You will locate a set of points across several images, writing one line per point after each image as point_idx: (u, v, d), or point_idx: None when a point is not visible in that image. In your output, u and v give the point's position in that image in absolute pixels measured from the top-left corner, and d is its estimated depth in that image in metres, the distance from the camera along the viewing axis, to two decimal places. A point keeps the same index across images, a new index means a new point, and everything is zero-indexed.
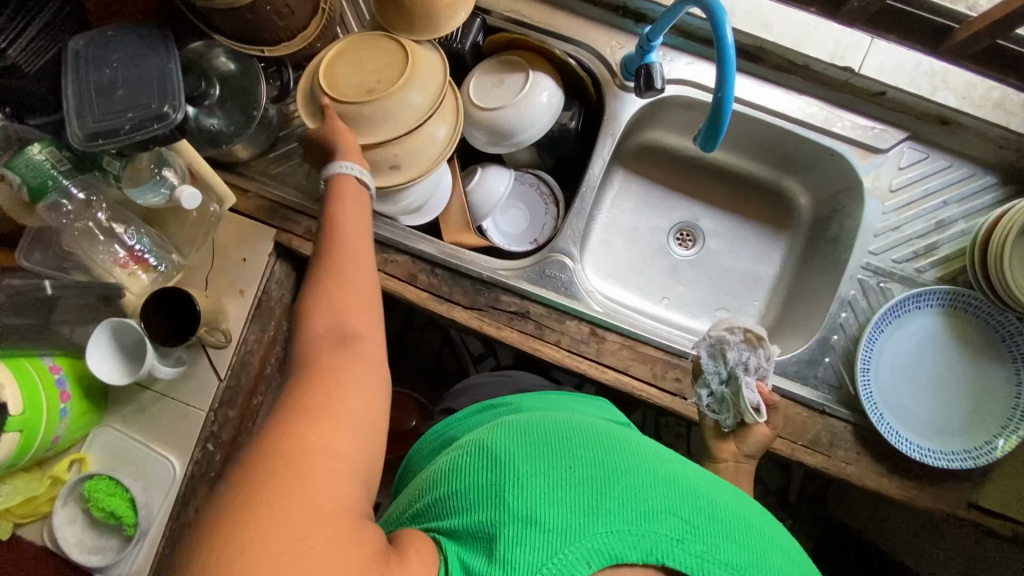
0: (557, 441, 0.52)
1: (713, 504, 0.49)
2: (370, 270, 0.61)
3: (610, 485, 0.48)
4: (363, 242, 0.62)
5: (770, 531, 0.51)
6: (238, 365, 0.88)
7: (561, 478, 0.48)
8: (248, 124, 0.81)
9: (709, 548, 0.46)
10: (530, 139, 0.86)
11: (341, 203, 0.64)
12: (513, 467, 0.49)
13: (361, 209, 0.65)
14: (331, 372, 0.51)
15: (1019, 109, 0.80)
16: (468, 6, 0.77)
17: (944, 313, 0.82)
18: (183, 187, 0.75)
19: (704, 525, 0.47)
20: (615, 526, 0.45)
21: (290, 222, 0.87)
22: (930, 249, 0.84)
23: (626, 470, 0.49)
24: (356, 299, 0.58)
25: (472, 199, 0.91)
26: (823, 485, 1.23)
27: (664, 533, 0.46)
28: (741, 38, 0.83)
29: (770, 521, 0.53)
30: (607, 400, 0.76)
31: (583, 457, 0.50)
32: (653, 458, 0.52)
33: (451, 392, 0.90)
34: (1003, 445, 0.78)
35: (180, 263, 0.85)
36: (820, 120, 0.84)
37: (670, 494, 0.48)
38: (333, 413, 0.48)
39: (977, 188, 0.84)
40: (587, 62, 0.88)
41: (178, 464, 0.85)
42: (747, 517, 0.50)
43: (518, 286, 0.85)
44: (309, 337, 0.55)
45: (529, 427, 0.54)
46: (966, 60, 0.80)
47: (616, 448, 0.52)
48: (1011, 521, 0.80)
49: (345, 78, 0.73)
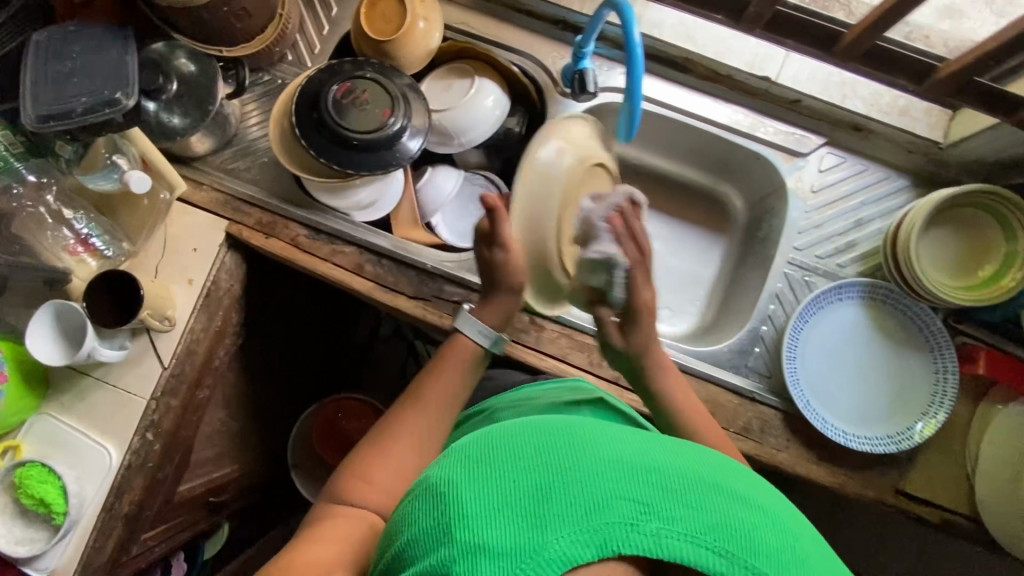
0: (498, 442, 0.46)
1: (670, 473, 0.44)
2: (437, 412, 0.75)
3: (554, 480, 0.42)
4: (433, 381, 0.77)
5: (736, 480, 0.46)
6: (183, 354, 0.89)
7: (505, 485, 0.43)
8: (204, 118, 0.85)
9: (665, 524, 0.41)
10: (476, 140, 0.92)
11: (438, 369, 0.77)
12: (453, 485, 0.44)
13: (451, 380, 0.76)
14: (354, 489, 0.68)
15: (923, 115, 0.86)
16: (438, 27, 0.90)
17: (860, 305, 0.86)
18: (133, 171, 0.78)
19: (658, 499, 0.42)
20: (566, 529, 0.41)
21: (241, 214, 0.90)
22: (850, 245, 0.89)
23: (573, 456, 0.44)
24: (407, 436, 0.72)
25: (421, 197, 0.96)
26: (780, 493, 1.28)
27: (616, 520, 0.41)
28: (668, 49, 0.89)
29: (741, 474, 0.47)
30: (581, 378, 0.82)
31: (527, 457, 0.44)
32: (601, 434, 0.47)
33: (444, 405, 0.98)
34: (922, 429, 0.82)
35: (129, 251, 0.87)
36: (745, 126, 0.90)
37: (621, 473, 0.43)
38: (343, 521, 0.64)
39: (892, 189, 0.89)
40: (530, 70, 0.93)
41: (115, 454, 0.87)
42: (708, 476, 0.45)
43: (462, 277, 0.88)
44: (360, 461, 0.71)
45: (469, 445, 0.48)
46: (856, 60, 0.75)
47: (562, 433, 0.46)
48: (933, 505, 0.83)
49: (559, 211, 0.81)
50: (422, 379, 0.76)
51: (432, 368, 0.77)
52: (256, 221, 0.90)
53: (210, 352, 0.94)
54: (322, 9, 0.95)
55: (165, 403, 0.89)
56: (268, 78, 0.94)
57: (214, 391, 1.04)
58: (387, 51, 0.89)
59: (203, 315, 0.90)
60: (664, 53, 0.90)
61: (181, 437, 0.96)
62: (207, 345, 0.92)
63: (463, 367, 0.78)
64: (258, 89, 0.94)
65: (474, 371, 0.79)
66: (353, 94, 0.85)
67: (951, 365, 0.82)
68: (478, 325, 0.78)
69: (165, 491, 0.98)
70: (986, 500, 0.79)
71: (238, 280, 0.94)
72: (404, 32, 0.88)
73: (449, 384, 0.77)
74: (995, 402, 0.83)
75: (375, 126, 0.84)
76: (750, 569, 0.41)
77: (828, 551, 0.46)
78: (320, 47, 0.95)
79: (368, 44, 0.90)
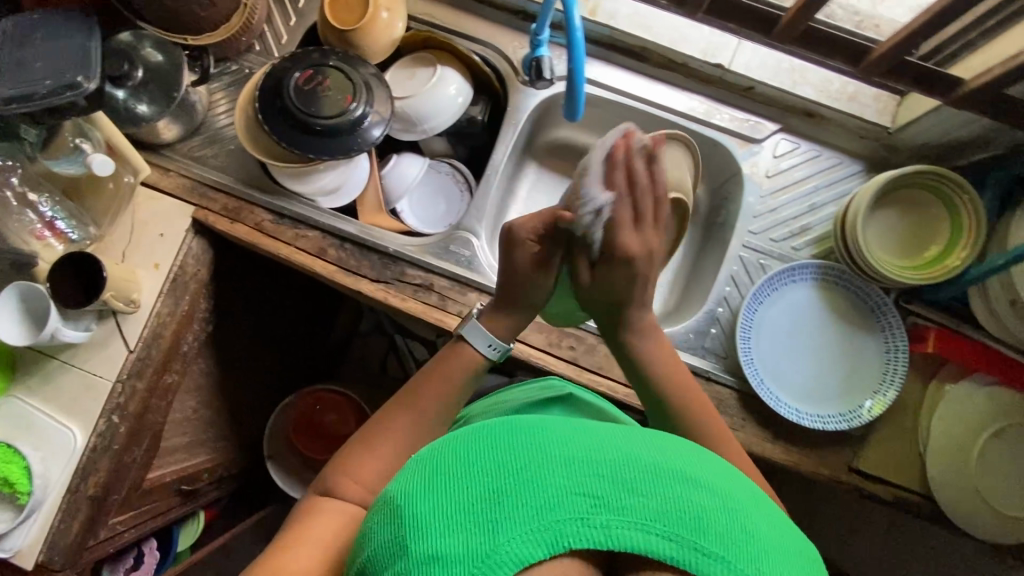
0: (453, 453, 0.45)
1: (622, 464, 0.42)
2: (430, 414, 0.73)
3: (504, 484, 0.41)
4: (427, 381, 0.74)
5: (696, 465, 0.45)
6: (150, 337, 0.90)
7: (457, 493, 0.41)
8: (169, 105, 0.87)
9: (618, 514, 0.40)
10: (439, 127, 0.95)
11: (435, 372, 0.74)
12: (410, 501, 0.43)
13: (447, 382, 0.74)
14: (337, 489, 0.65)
15: (871, 101, 0.89)
16: (401, 16, 0.93)
17: (813, 286, 0.88)
18: (96, 154, 0.80)
19: (609, 491, 0.41)
20: (517, 530, 0.39)
21: (207, 199, 0.92)
22: (804, 229, 0.90)
23: (524, 458, 0.42)
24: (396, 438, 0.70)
25: (386, 184, 0.99)
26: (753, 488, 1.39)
27: (567, 517, 0.40)
28: (624, 38, 0.91)
29: (698, 458, 0.45)
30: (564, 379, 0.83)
31: (480, 465, 0.43)
32: (557, 429, 0.45)
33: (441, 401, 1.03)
34: (871, 407, 0.83)
35: (96, 235, 0.88)
36: (701, 113, 0.92)
37: (571, 468, 0.41)
38: (326, 521, 0.61)
39: (846, 174, 0.91)
40: (491, 59, 0.96)
41: (81, 435, 0.88)
42: (662, 463, 0.43)
43: (423, 261, 0.89)
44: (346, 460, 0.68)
45: (427, 456, 0.47)
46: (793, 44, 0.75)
47: (515, 434, 0.44)
48: (889, 484, 0.83)
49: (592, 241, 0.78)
50: (416, 381, 0.74)
51: (426, 369, 0.75)
52: (221, 207, 0.92)
53: (177, 336, 0.95)
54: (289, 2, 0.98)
55: (130, 385, 0.90)
56: (236, 67, 0.97)
57: (183, 377, 1.05)
58: (350, 40, 0.92)
59: (169, 300, 0.91)
60: (621, 42, 0.92)
61: (147, 421, 0.97)
62: (174, 328, 0.94)
63: (461, 371, 0.75)
64: (226, 78, 0.96)
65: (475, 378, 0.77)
66: (315, 80, 0.87)
67: (901, 344, 0.84)
68: (490, 338, 0.76)
69: (132, 476, 0.99)
70: (934, 475, 0.81)
71: (205, 265, 0.96)
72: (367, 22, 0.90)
73: (444, 389, 0.74)
74: (945, 380, 0.84)
75: (337, 112, 0.86)
76: (702, 552, 0.39)
77: (791, 532, 0.45)
78: (287, 37, 0.97)
79: (332, 33, 0.92)
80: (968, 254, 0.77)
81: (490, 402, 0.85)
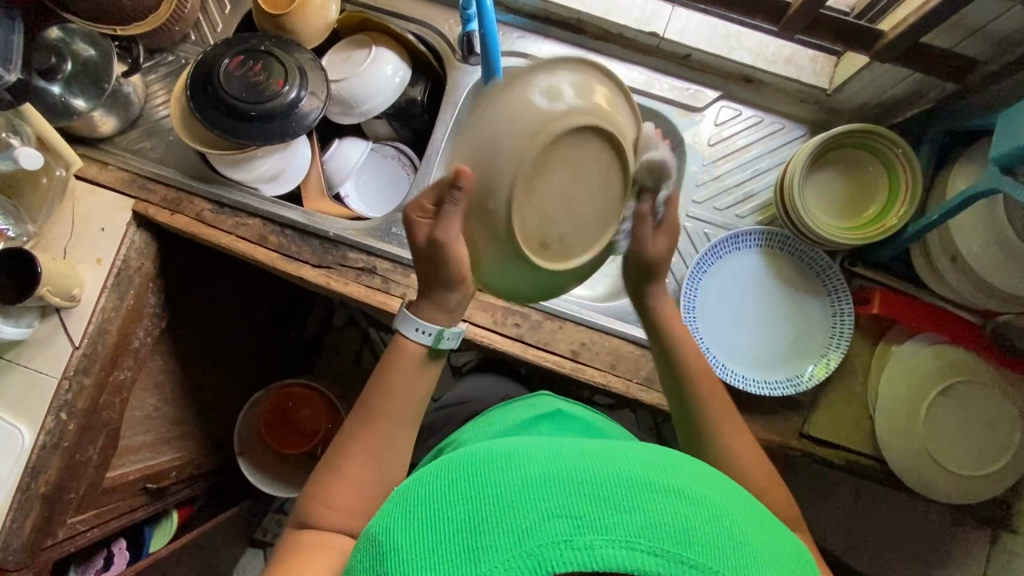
0: (438, 485, 0.45)
1: (602, 481, 0.41)
2: (394, 411, 0.68)
3: (486, 512, 0.41)
4: (382, 375, 0.68)
5: (678, 478, 0.43)
6: (95, 333, 0.90)
7: (438, 526, 0.42)
8: (100, 96, 0.86)
9: (600, 533, 0.38)
10: (378, 108, 0.94)
11: (387, 371, 0.68)
12: (394, 536, 0.43)
13: (404, 378, 0.68)
14: (311, 502, 0.64)
15: (808, 62, 0.87)
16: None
17: (756, 253, 0.87)
18: (23, 148, 0.79)
19: (589, 509, 0.40)
20: (499, 558, 0.39)
21: (147, 191, 0.91)
22: (748, 196, 0.90)
23: (506, 484, 0.42)
24: (363, 444, 0.67)
25: (327, 167, 0.99)
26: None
27: (548, 540, 0.38)
28: (559, 11, 0.90)
29: (680, 471, 0.45)
30: (546, 396, 0.86)
31: (463, 493, 0.43)
32: (538, 454, 0.45)
33: (442, 406, 1.11)
34: (814, 372, 0.82)
35: (34, 232, 0.88)
36: (640, 84, 0.91)
37: (551, 488, 0.41)
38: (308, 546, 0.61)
39: (788, 139, 0.90)
40: (428, 38, 0.95)
41: (29, 434, 0.87)
42: (643, 477, 0.42)
43: (365, 244, 0.89)
44: (320, 473, 0.66)
45: (415, 488, 0.48)
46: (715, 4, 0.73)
47: (496, 462, 0.45)
48: (842, 450, 0.82)
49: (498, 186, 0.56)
50: (371, 378, 0.69)
51: (379, 366, 0.69)
52: (161, 199, 0.91)
53: (125, 332, 0.95)
54: None
55: (77, 381, 0.89)
56: (172, 58, 0.97)
57: (138, 373, 1.04)
58: (282, 23, 0.90)
59: (114, 294, 0.91)
60: (556, 15, 0.91)
61: (99, 419, 0.96)
62: (121, 323, 0.93)
63: (415, 364, 0.69)
64: (162, 70, 0.96)
65: (428, 367, 0.70)
66: (247, 66, 0.86)
67: (846, 307, 0.83)
68: (415, 321, 0.68)
69: (89, 475, 0.98)
70: (885, 440, 0.80)
71: (150, 258, 0.95)
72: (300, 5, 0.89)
73: (400, 384, 0.68)
74: (893, 341, 0.82)
75: (267, 96, 0.85)
76: (687, 563, 0.38)
77: (779, 539, 0.44)
78: (222, 26, 0.97)
79: (264, 18, 0.90)
80: (906, 212, 0.76)
81: (476, 422, 0.86)
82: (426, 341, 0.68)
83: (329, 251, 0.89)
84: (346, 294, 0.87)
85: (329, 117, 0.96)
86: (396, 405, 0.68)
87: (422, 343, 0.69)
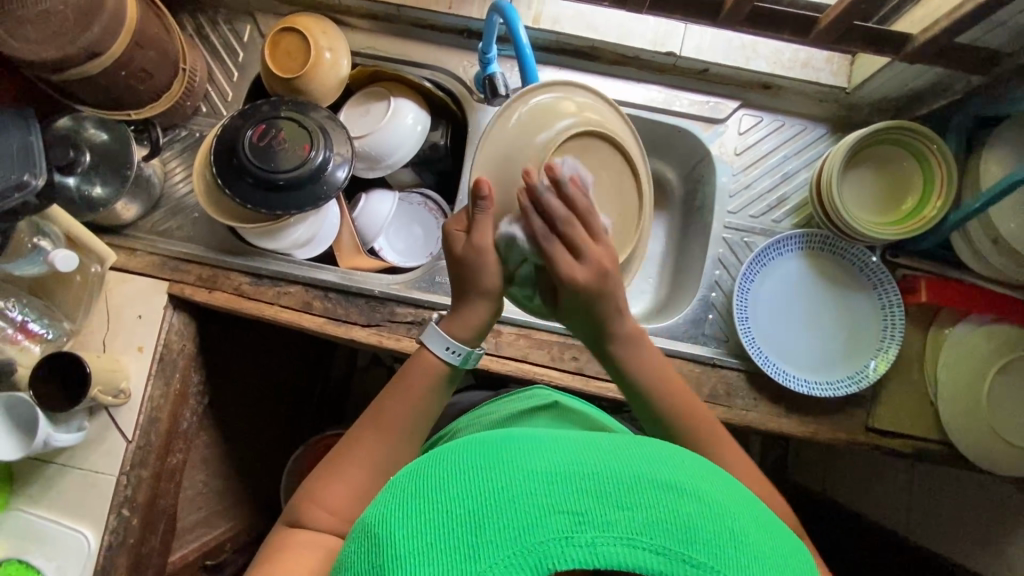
0: (433, 476, 0.41)
1: (604, 476, 0.38)
2: (406, 431, 0.66)
3: (485, 505, 0.37)
4: (398, 395, 0.66)
5: (678, 470, 0.40)
6: (147, 423, 0.88)
7: (437, 518, 0.37)
8: (124, 184, 0.84)
9: (603, 530, 0.36)
10: (403, 158, 0.93)
11: (400, 387, 0.66)
12: (384, 527, 0.39)
13: (416, 395, 0.66)
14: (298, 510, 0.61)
15: (824, 64, 0.88)
16: (346, 52, 0.91)
17: (799, 255, 0.88)
18: (57, 250, 0.78)
19: (592, 505, 0.36)
20: (501, 554, 0.35)
21: (180, 272, 0.89)
22: (781, 201, 0.90)
23: (508, 474, 0.38)
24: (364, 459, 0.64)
25: (358, 224, 0.98)
26: (781, 452, 1.45)
27: (548, 537, 0.35)
28: (572, 40, 0.90)
29: (683, 464, 0.41)
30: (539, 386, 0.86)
31: (462, 484, 0.39)
32: (539, 443, 0.41)
33: None
34: (876, 367, 0.84)
35: (71, 330, 0.86)
36: (660, 103, 0.92)
37: (551, 484, 0.37)
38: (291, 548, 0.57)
39: (811, 139, 0.91)
40: (442, 82, 0.95)
41: (92, 536, 0.85)
42: (646, 474, 0.39)
43: (410, 297, 0.88)
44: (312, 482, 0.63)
45: (402, 477, 0.43)
46: (741, 25, 0.73)
47: (493, 451, 0.41)
48: (908, 438, 0.84)
49: (563, 138, 0.63)
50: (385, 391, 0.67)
51: (394, 383, 0.67)
52: (197, 277, 0.89)
53: (173, 417, 0.93)
54: (228, 58, 0.96)
55: (135, 475, 0.87)
56: (185, 133, 0.95)
57: (189, 452, 1.02)
58: (295, 84, 0.88)
59: (160, 380, 0.89)
60: (570, 45, 0.91)
61: (158, 507, 0.94)
62: (170, 409, 0.91)
63: (431, 382, 0.67)
64: (177, 145, 0.95)
65: (449, 386, 0.69)
66: (269, 134, 0.84)
67: (894, 299, 0.85)
68: (449, 341, 0.66)
69: (153, 565, 0.96)
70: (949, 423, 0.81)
71: (188, 338, 0.93)
72: (313, 63, 0.88)
73: (415, 403, 0.66)
74: (944, 325, 0.84)
75: (298, 163, 0.83)
76: (691, 563, 0.35)
77: (780, 533, 0.41)
78: (232, 94, 0.96)
79: (278, 82, 0.89)
80: (942, 207, 0.78)
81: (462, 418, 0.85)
82: (445, 360, 0.67)
83: (376, 308, 0.88)
84: (399, 348, 0.86)
85: (358, 174, 0.94)
86: (407, 420, 0.66)
87: (444, 361, 0.67)
